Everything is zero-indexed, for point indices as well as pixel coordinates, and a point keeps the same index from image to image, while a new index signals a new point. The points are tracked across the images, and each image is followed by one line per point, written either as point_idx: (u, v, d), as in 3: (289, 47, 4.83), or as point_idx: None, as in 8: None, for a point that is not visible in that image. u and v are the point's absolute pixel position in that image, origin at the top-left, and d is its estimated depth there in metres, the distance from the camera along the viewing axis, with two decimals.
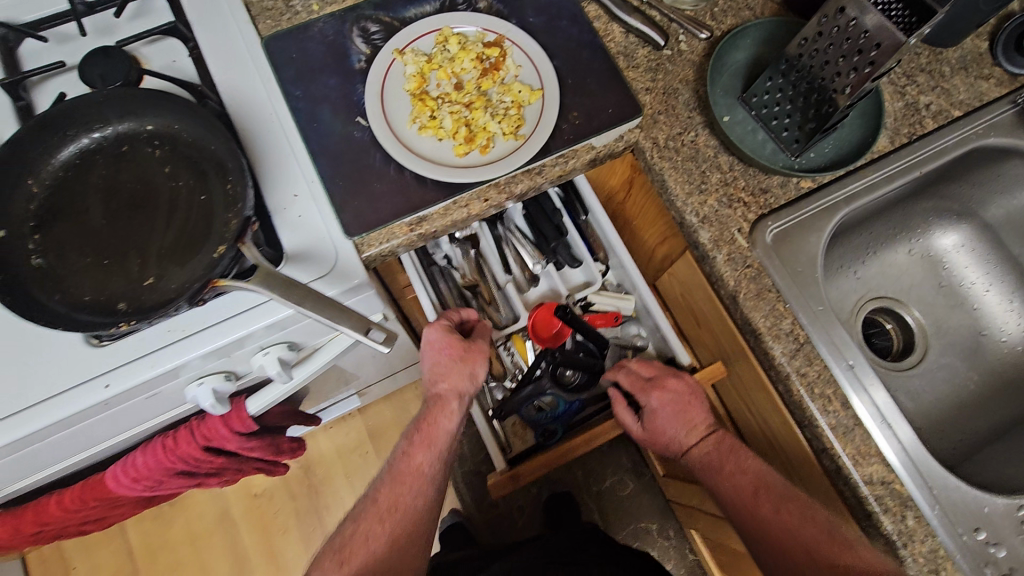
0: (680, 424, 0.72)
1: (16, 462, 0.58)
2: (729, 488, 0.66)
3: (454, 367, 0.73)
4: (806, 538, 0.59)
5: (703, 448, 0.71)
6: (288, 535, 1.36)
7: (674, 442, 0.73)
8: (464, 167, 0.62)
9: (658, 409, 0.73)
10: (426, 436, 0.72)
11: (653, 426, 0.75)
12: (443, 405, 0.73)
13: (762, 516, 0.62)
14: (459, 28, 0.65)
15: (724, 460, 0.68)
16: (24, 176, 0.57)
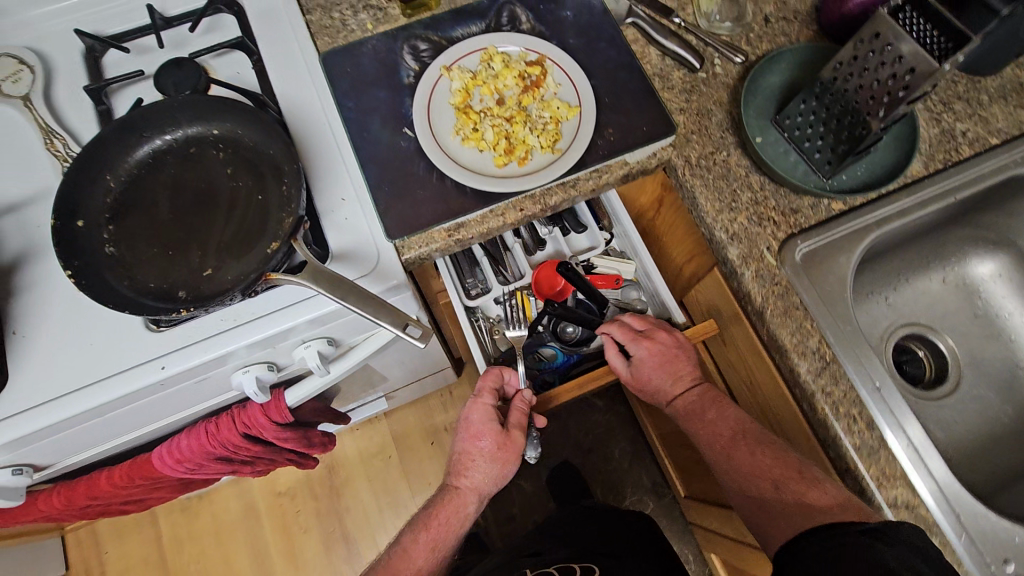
0: (666, 374, 0.74)
1: (75, 434, 0.62)
2: (708, 434, 0.69)
3: (484, 462, 0.75)
4: (779, 478, 0.62)
5: (688, 398, 0.73)
6: (310, 534, 1.39)
7: (660, 392, 0.75)
8: (503, 177, 0.65)
9: (646, 359, 0.74)
10: (432, 531, 0.73)
11: (639, 375, 0.76)
12: (460, 502, 0.75)
13: (739, 461, 0.66)
14: (504, 48, 0.69)
15: (708, 409, 0.71)
16: (103, 172, 0.63)
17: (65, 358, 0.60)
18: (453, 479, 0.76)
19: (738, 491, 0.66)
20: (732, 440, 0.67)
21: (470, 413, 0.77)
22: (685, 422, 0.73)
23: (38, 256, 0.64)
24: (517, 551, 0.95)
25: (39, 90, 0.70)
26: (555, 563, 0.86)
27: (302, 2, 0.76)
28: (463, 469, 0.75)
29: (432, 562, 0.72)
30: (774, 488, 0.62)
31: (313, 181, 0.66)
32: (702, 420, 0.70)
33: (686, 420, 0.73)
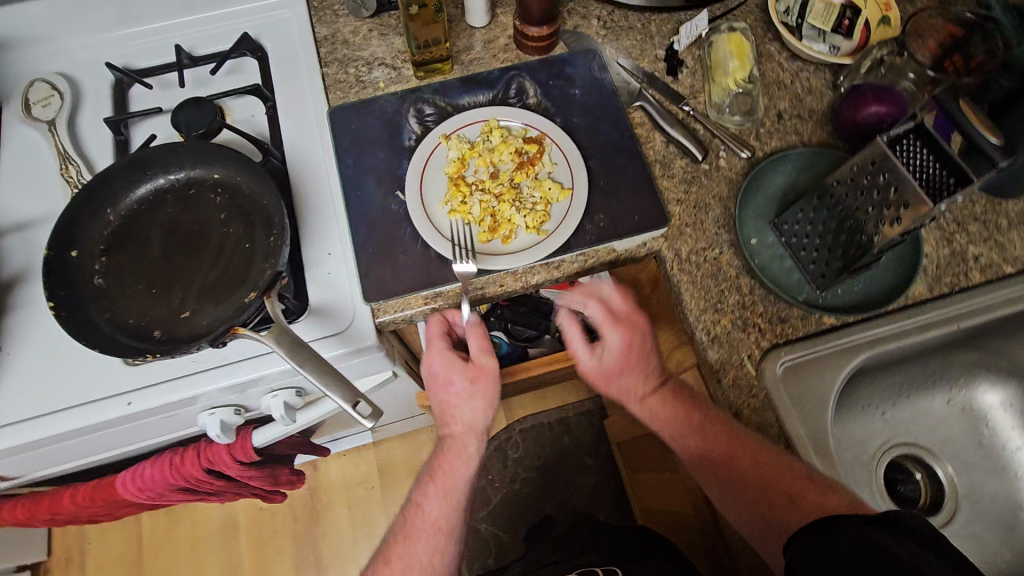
0: (634, 372, 0.66)
1: (41, 454, 0.64)
2: (698, 441, 0.62)
3: (467, 402, 0.68)
4: (783, 479, 0.56)
5: (651, 396, 0.66)
6: (285, 556, 1.38)
7: (617, 390, 0.67)
8: (485, 254, 0.65)
9: (614, 355, 0.66)
10: (441, 483, 0.67)
11: (609, 372, 0.66)
12: (460, 446, 0.68)
13: (738, 455, 0.59)
14: (505, 123, 0.71)
15: (673, 402, 0.66)
16: (105, 206, 0.65)
17: (42, 381, 0.62)
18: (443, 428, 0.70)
19: (732, 486, 0.60)
20: (707, 432, 0.62)
21: (434, 365, 0.68)
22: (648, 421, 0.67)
23: (36, 279, 0.67)
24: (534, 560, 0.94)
25: (64, 116, 0.74)
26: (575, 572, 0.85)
27: (322, 55, 0.79)
28: (448, 415, 0.69)
29: (449, 509, 0.66)
30: (784, 492, 0.56)
31: (303, 234, 0.67)
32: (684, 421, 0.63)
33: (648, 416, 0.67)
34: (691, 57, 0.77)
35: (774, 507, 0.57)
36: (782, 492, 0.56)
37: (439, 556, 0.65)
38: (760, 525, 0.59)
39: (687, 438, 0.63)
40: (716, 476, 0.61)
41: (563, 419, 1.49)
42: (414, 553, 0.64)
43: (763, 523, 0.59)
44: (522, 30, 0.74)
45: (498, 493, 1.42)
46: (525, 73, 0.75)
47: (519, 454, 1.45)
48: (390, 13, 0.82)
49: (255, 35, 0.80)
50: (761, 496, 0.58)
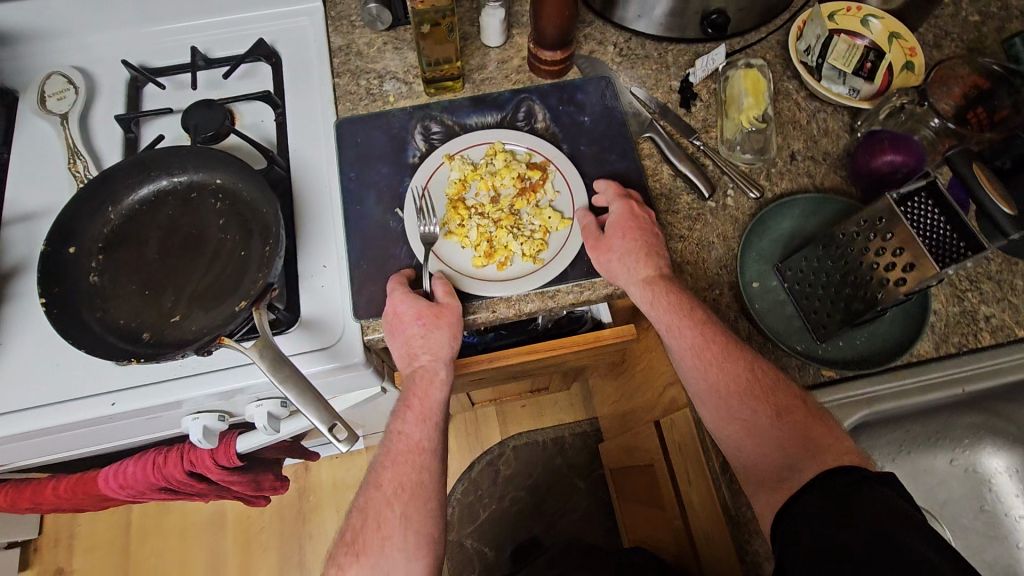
0: (638, 239, 0.62)
1: (24, 446, 0.64)
2: (695, 345, 0.58)
3: (428, 338, 0.61)
4: (774, 400, 0.55)
5: (649, 286, 0.60)
6: (269, 555, 1.38)
7: (617, 258, 0.62)
8: (479, 279, 0.65)
9: (615, 223, 0.64)
10: (418, 408, 0.61)
11: (616, 235, 0.63)
12: (430, 375, 0.61)
13: (729, 370, 0.56)
14: (510, 148, 0.71)
15: (680, 308, 0.59)
16: (106, 204, 0.66)
17: (28, 374, 0.62)
18: (406, 363, 0.62)
19: (720, 395, 0.56)
20: (708, 355, 0.57)
21: (399, 303, 0.61)
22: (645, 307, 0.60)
23: (34, 272, 0.67)
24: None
25: (78, 111, 0.75)
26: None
27: (335, 65, 0.79)
28: (412, 347, 0.61)
29: (431, 429, 0.61)
30: (783, 415, 0.54)
31: (299, 245, 0.67)
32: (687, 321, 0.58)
33: (647, 303, 0.60)
34: (707, 90, 0.77)
35: (776, 435, 0.53)
36: (776, 415, 0.54)
37: (427, 474, 0.59)
38: (763, 462, 0.53)
39: (691, 355, 0.58)
40: (713, 391, 0.56)
41: (558, 439, 1.47)
42: (405, 473, 0.58)
43: (747, 443, 0.55)
44: (536, 53, 0.75)
45: (487, 509, 1.41)
46: (535, 97, 0.75)
47: (511, 471, 1.44)
48: (406, 27, 0.82)
49: (270, 41, 0.80)
50: (756, 425, 0.54)
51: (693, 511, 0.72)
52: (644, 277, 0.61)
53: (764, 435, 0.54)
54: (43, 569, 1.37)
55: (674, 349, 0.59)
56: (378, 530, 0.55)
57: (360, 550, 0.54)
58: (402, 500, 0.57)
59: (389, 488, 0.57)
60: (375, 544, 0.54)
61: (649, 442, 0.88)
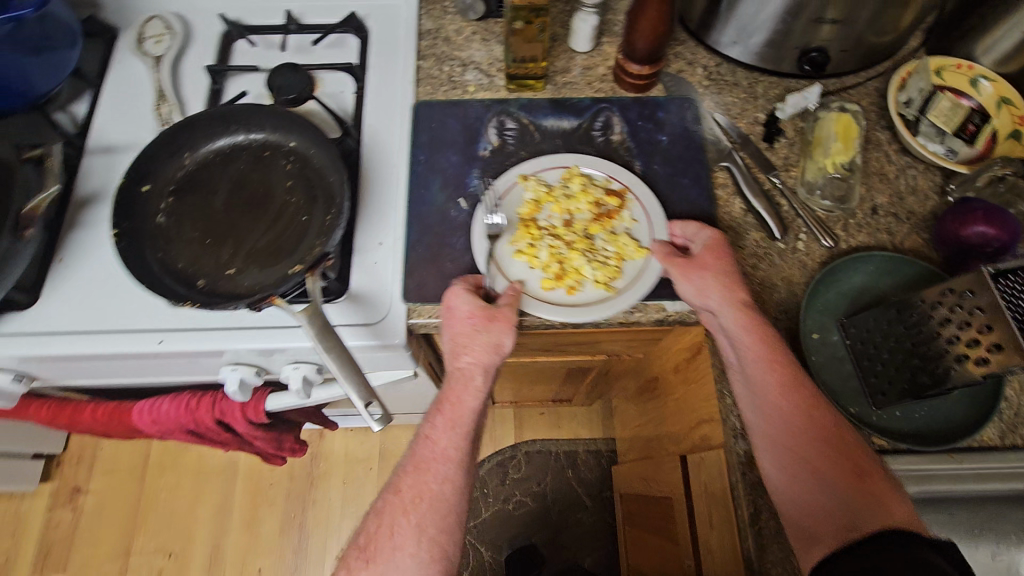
0: (732, 268, 0.62)
1: (71, 367, 0.66)
2: (779, 382, 0.56)
3: (477, 337, 0.60)
4: (849, 455, 0.53)
5: (746, 315, 0.59)
6: (273, 512, 1.41)
7: (710, 277, 0.61)
8: (547, 301, 0.63)
9: (705, 247, 0.63)
10: (449, 414, 0.61)
11: (709, 261, 0.62)
12: (466, 379, 0.61)
13: (808, 416, 0.55)
14: (587, 170, 0.70)
15: (772, 346, 0.58)
16: (185, 149, 0.68)
17: (87, 299, 0.64)
18: (448, 361, 0.62)
19: (793, 436, 0.54)
20: (795, 395, 0.56)
21: (455, 297, 0.61)
22: (733, 333, 0.59)
23: (109, 203, 0.70)
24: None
25: (170, 56, 0.77)
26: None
27: (421, 48, 0.80)
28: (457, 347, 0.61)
29: (458, 438, 0.60)
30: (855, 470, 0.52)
31: (358, 219, 0.68)
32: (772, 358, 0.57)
33: (739, 330, 0.58)
34: (792, 128, 0.74)
35: (845, 488, 0.52)
36: (848, 470, 0.52)
37: (448, 485, 0.58)
38: (824, 514, 0.51)
39: (777, 392, 0.56)
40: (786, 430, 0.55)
41: (572, 452, 1.46)
42: (426, 482, 0.58)
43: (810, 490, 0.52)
44: (623, 65, 0.74)
45: (490, 508, 1.41)
46: (616, 108, 0.74)
47: (520, 475, 1.44)
48: (496, 20, 0.82)
49: (362, 15, 0.81)
50: (819, 471, 0.53)
51: (709, 552, 0.70)
52: (735, 304, 0.59)
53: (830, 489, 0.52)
54: (63, 485, 1.43)
55: (757, 381, 0.57)
56: (392, 536, 0.56)
57: (371, 557, 0.55)
58: (419, 510, 0.57)
59: (407, 497, 0.57)
60: (386, 552, 0.55)
61: (671, 476, 0.86)
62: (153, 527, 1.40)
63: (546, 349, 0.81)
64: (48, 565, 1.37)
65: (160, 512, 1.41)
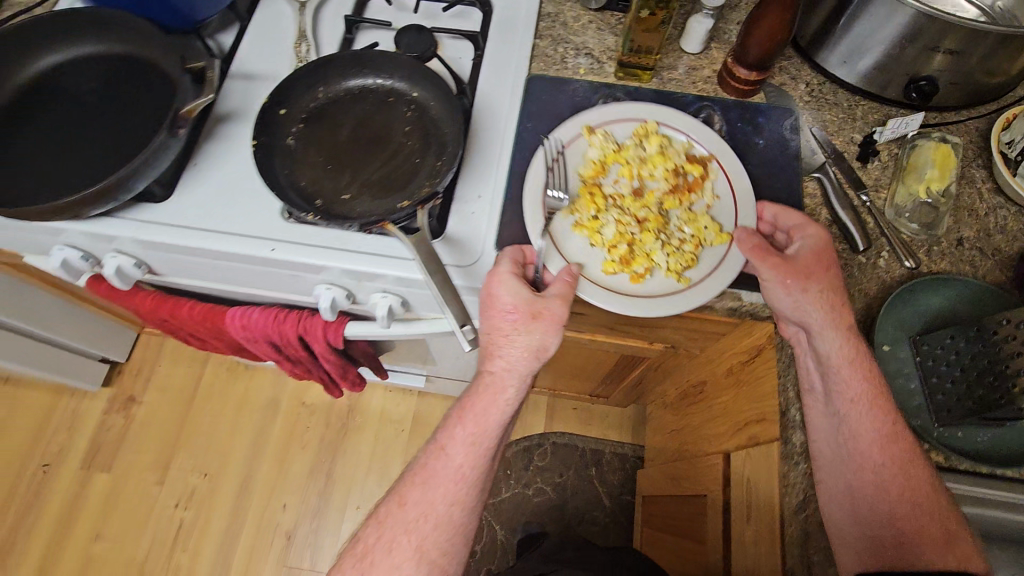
0: (836, 282, 0.64)
1: (186, 261, 0.73)
2: (865, 422, 0.61)
3: (522, 334, 0.63)
4: (922, 502, 0.58)
5: (851, 348, 0.62)
6: (306, 454, 1.47)
7: (816, 290, 0.62)
8: (606, 284, 0.66)
9: (809, 253, 0.64)
10: (470, 429, 0.65)
11: (810, 270, 0.63)
12: (496, 388, 0.65)
13: (886, 457, 0.60)
14: (665, 132, 0.74)
15: (872, 384, 0.61)
16: (320, 84, 0.74)
17: (213, 202, 0.71)
18: (482, 367, 0.66)
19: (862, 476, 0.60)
20: (889, 443, 0.60)
21: (497, 289, 0.63)
22: (836, 365, 0.62)
23: (250, 124, 0.76)
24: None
25: (314, 3, 0.85)
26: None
27: (540, 29, 0.85)
28: (495, 351, 0.64)
29: (475, 458, 0.65)
30: (922, 515, 0.58)
31: (464, 170, 0.73)
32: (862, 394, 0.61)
33: (845, 365, 0.61)
34: (887, 153, 0.76)
35: (908, 526, 0.59)
36: (915, 514, 0.58)
37: (455, 507, 0.64)
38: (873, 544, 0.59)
39: (865, 429, 0.61)
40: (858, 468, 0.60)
41: (597, 451, 1.47)
42: (430, 504, 0.64)
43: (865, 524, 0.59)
44: (731, 69, 0.77)
45: (510, 491, 1.43)
46: (717, 108, 0.78)
47: (543, 463, 1.46)
48: (612, 13, 0.86)
49: None
50: (877, 508, 0.60)
51: (741, 543, 0.73)
52: (838, 332, 0.62)
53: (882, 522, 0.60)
54: (120, 393, 1.52)
55: (854, 421, 0.61)
56: (391, 549, 0.63)
57: (367, 568, 0.63)
58: (421, 529, 0.64)
59: (413, 515, 0.64)
60: (383, 565, 0.62)
61: (708, 475, 0.88)
62: (194, 447, 1.47)
63: (609, 328, 0.84)
64: (95, 464, 1.45)
65: (201, 434, 1.49)
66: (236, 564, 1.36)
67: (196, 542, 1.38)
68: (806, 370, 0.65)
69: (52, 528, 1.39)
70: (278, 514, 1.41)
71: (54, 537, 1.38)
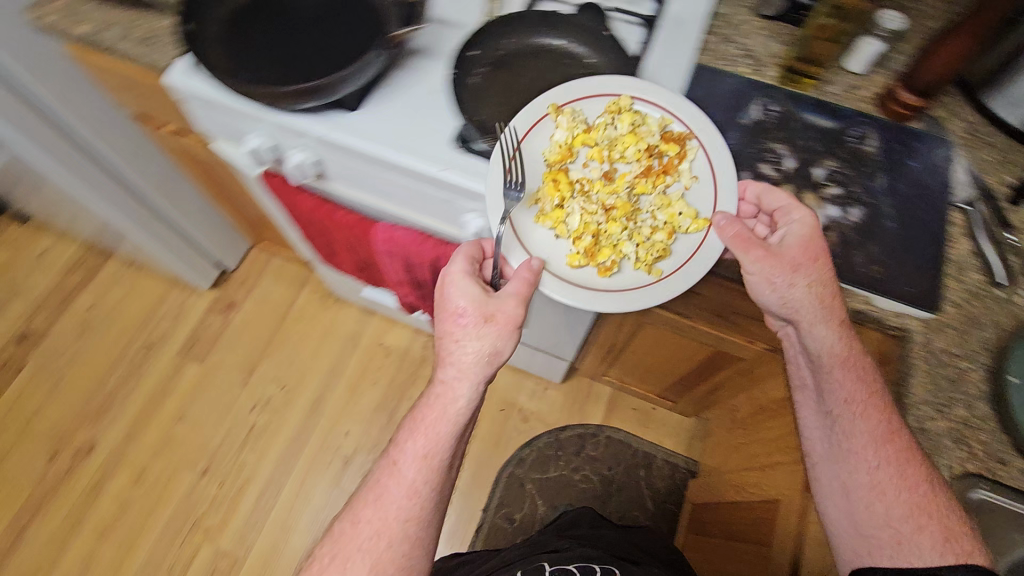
0: (827, 270, 0.69)
1: (360, 168, 0.82)
2: (863, 422, 0.67)
3: (475, 338, 0.70)
4: (917, 501, 0.63)
5: (842, 345, 0.69)
6: (374, 391, 1.55)
7: (804, 283, 0.68)
8: (574, 276, 0.75)
9: (797, 243, 0.69)
10: (420, 444, 0.72)
11: (798, 262, 0.68)
12: (446, 396, 0.71)
13: (880, 455, 0.65)
14: (639, 107, 0.77)
15: (871, 387, 0.68)
16: (507, 34, 0.81)
17: (395, 121, 0.79)
18: (437, 380, 0.73)
19: (856, 471, 0.67)
20: (887, 445, 0.65)
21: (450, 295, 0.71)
22: (827, 363, 0.70)
23: (450, 63, 0.83)
24: (541, 546, 1.01)
25: None
26: (576, 561, 0.91)
27: (712, 24, 0.89)
28: (450, 359, 0.71)
29: (426, 473, 0.71)
30: (921, 514, 0.62)
31: None
32: (858, 392, 0.68)
33: (836, 362, 0.69)
34: None
35: (907, 524, 0.63)
36: (911, 513, 0.63)
37: (409, 524, 0.70)
38: (867, 535, 0.65)
39: (862, 427, 0.67)
40: (852, 459, 0.67)
41: (650, 455, 1.49)
42: (384, 524, 0.70)
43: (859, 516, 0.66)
44: (895, 92, 0.79)
45: (557, 472, 1.47)
46: (875, 126, 0.80)
47: (595, 454, 1.49)
48: (783, 25, 0.89)
49: None
50: (871, 503, 0.65)
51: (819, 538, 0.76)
52: (838, 334, 0.69)
53: (883, 516, 0.65)
54: (223, 297, 1.66)
55: (848, 421, 0.68)
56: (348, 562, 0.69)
57: None
58: (376, 547, 0.69)
59: (368, 529, 0.70)
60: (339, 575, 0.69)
61: (783, 481, 0.89)
62: (278, 360, 1.58)
63: (717, 316, 0.88)
64: (191, 354, 1.59)
65: (286, 350, 1.60)
66: (295, 474, 1.46)
67: (263, 446, 1.48)
68: (799, 368, 0.75)
69: (145, 401, 1.53)
70: (341, 439, 1.50)
71: (145, 409, 1.52)
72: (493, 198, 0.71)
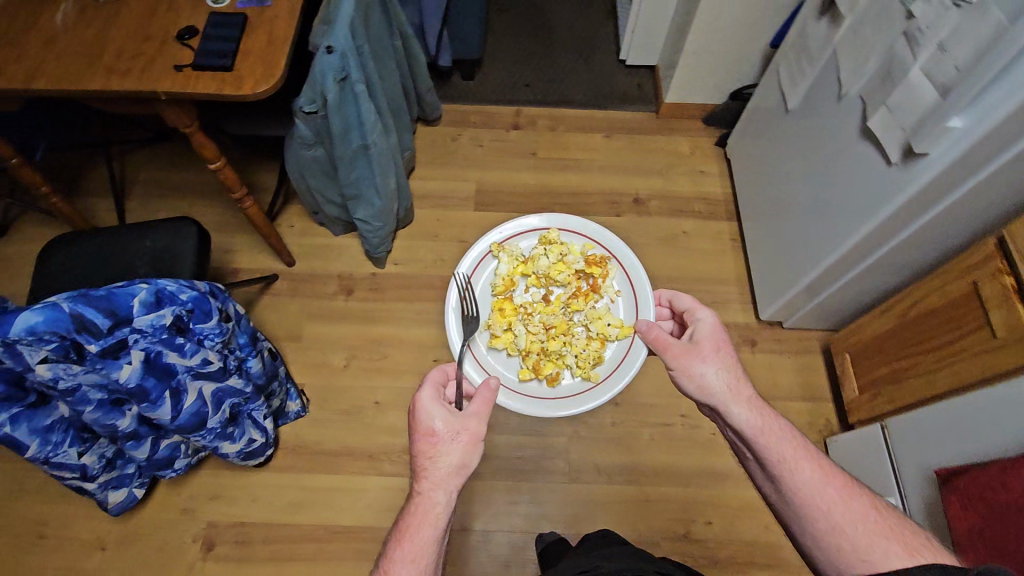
0: (731, 358, 0.90)
1: None
2: (805, 478, 0.79)
3: (448, 450, 0.77)
4: (873, 526, 0.73)
5: (754, 415, 0.85)
6: (762, 527, 1.40)
7: (714, 369, 0.88)
8: (526, 383, 1.20)
9: (704, 335, 0.92)
10: (409, 554, 0.75)
11: (699, 350, 0.90)
12: (426, 510, 0.76)
13: (822, 493, 0.77)
14: (564, 238, 1.29)
15: (783, 431, 0.83)
16: None
17: None
18: (413, 503, 0.78)
19: (831, 517, 0.76)
20: (826, 487, 0.78)
21: (423, 418, 0.78)
22: (754, 436, 0.84)
23: None
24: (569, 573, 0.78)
25: None
26: None
27: None
28: (424, 474, 0.78)
29: None
30: (879, 535, 0.72)
31: None
32: (785, 457, 0.81)
33: (754, 430, 0.84)
34: None
35: (872, 547, 0.72)
36: (874, 539, 0.72)
37: None
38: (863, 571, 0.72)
39: (802, 475, 0.79)
40: (821, 511, 0.76)
41: None
42: None
43: (854, 557, 0.73)
44: None
45: None
46: None
47: None
48: None
49: None
50: (859, 547, 0.73)
51: None
52: (756, 420, 0.84)
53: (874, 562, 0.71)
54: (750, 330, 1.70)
55: (789, 475, 0.80)
56: None
57: None
58: None
59: None
60: None
61: None
62: None
63: None
64: None
65: None
66: (653, 488, 1.44)
67: (664, 442, 1.49)
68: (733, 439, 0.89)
69: None
70: (700, 519, 1.42)
71: None
72: (453, 329, 1.18)
